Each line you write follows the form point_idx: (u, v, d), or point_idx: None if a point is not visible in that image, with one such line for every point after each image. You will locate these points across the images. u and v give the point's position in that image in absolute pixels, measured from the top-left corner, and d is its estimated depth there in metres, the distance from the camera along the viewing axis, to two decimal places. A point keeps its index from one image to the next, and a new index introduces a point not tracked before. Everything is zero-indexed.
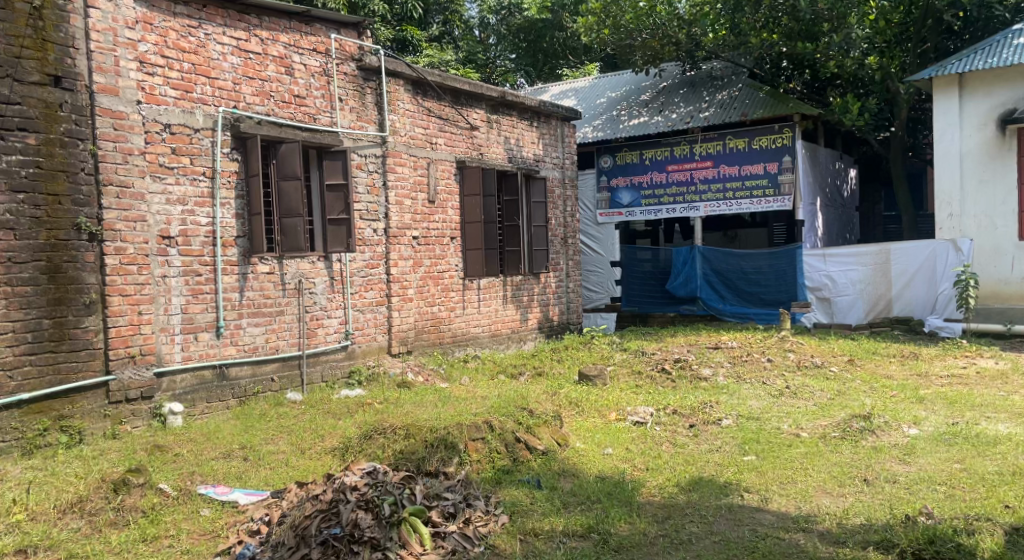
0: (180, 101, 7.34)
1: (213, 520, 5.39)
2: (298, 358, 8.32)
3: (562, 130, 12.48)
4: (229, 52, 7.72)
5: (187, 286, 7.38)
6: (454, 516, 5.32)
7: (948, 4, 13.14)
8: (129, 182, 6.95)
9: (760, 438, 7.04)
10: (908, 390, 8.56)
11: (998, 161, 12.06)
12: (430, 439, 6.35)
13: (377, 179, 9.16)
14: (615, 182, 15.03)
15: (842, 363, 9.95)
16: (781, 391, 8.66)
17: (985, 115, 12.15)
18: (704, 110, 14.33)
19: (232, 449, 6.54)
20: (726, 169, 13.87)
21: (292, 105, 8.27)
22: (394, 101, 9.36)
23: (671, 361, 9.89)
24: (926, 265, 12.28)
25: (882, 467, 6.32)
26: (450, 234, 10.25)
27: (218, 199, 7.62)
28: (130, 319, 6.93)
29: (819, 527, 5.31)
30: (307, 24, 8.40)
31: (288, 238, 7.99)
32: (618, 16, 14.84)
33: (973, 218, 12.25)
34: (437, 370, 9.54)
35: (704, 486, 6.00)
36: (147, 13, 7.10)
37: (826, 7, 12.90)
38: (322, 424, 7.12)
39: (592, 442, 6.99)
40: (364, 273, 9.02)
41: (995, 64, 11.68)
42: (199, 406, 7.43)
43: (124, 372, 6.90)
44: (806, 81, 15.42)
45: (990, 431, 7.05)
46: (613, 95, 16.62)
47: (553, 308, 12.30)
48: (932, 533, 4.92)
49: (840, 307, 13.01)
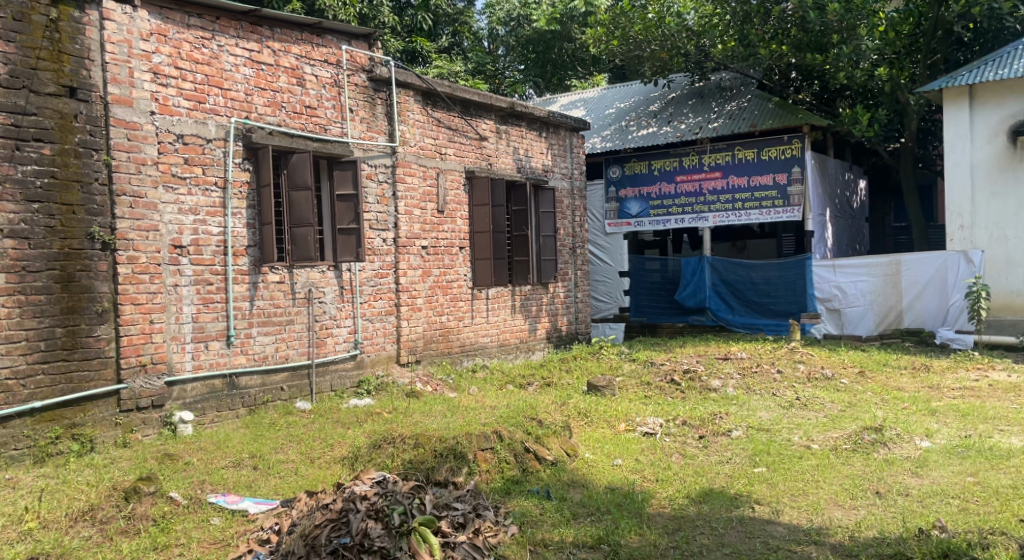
0: (193, 112, 7.39)
1: (223, 530, 5.40)
2: (307, 367, 8.35)
3: (570, 140, 12.52)
4: (242, 64, 7.78)
5: (198, 294, 7.41)
6: (463, 526, 5.29)
7: (957, 16, 13.11)
8: (142, 192, 7.01)
9: (770, 450, 7.02)
10: (920, 403, 8.52)
11: (1009, 172, 11.98)
12: (439, 449, 6.38)
13: (387, 189, 9.19)
14: (624, 192, 15.05)
15: (852, 375, 9.89)
16: (791, 402, 8.64)
17: (995, 126, 12.11)
18: (713, 120, 14.34)
19: (241, 457, 6.55)
20: (736, 180, 13.83)
21: (303, 116, 8.33)
22: (403, 112, 9.39)
23: (680, 372, 9.84)
24: (937, 277, 12.20)
25: (894, 479, 6.29)
26: (459, 243, 10.28)
27: (230, 209, 7.67)
28: (141, 328, 6.97)
29: (831, 540, 5.29)
30: (318, 36, 8.48)
31: (299, 247, 8.03)
32: (626, 28, 14.96)
33: (985, 229, 12.15)
34: (446, 380, 9.57)
35: (715, 498, 5.98)
36: (161, 25, 7.17)
37: (835, 18, 12.83)
38: (331, 434, 7.14)
39: (602, 453, 6.99)
40: (374, 282, 9.05)
41: (1006, 75, 11.62)
42: (209, 414, 7.45)
43: (136, 381, 6.95)
44: (816, 92, 15.41)
45: (1003, 444, 7.01)
46: (621, 106, 16.68)
47: (561, 317, 12.29)
48: (946, 547, 4.91)
49: (850, 318, 12.97)
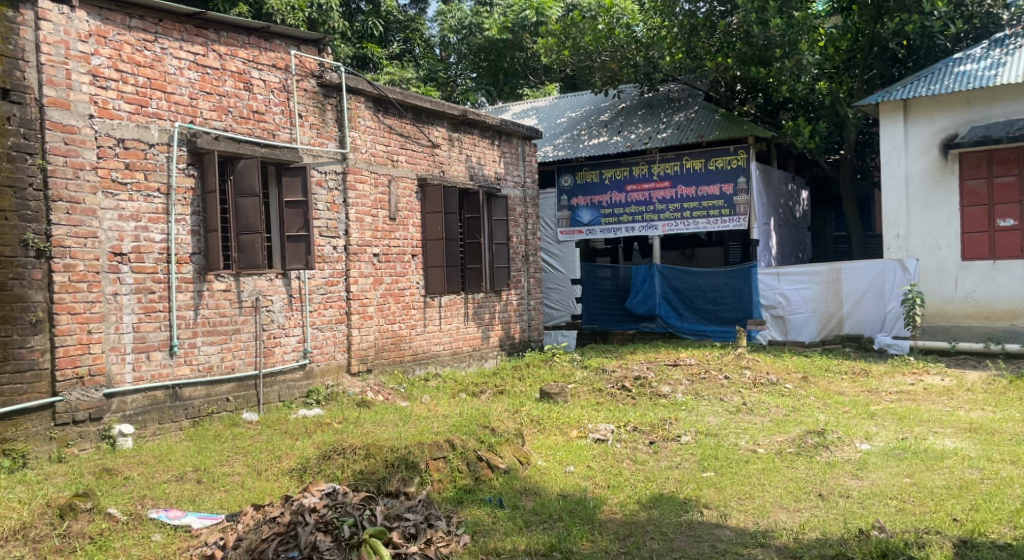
0: (134, 116, 7.19)
1: (165, 546, 5.23)
2: (254, 378, 8.17)
3: (523, 149, 12.56)
4: (186, 67, 7.61)
5: (139, 303, 7.19)
6: (414, 537, 5.20)
7: (892, 34, 13.56)
8: (80, 198, 6.78)
9: (718, 454, 7.13)
10: (859, 407, 8.78)
11: (941, 184, 12.45)
12: (390, 459, 6.31)
13: (337, 197, 9.09)
14: (575, 201, 15.18)
15: (797, 380, 10.11)
16: (738, 407, 8.80)
17: (928, 140, 12.57)
18: (662, 131, 14.58)
19: (184, 471, 6.37)
20: (684, 190, 14.08)
21: (251, 121, 8.18)
22: (354, 118, 9.30)
23: (631, 378, 9.94)
24: (875, 284, 12.56)
25: (836, 482, 6.46)
26: (412, 251, 10.21)
27: (173, 215, 7.47)
28: (78, 338, 6.73)
29: (777, 542, 5.40)
30: (266, 40, 8.34)
31: (245, 255, 7.88)
32: (578, 38, 15.18)
33: (919, 239, 12.62)
34: (397, 389, 9.46)
35: (665, 503, 6.05)
36: (101, 26, 6.97)
37: (779, 33, 13.12)
38: (279, 445, 7.01)
39: (554, 460, 7.02)
40: (324, 290, 8.93)
41: (938, 92, 12.06)
42: (151, 427, 7.23)
43: (72, 394, 6.69)
44: (759, 104, 15.71)
45: (937, 446, 7.27)
46: (573, 115, 16.84)
47: (514, 325, 12.29)
48: (885, 547, 5.06)
49: (794, 324, 13.26)
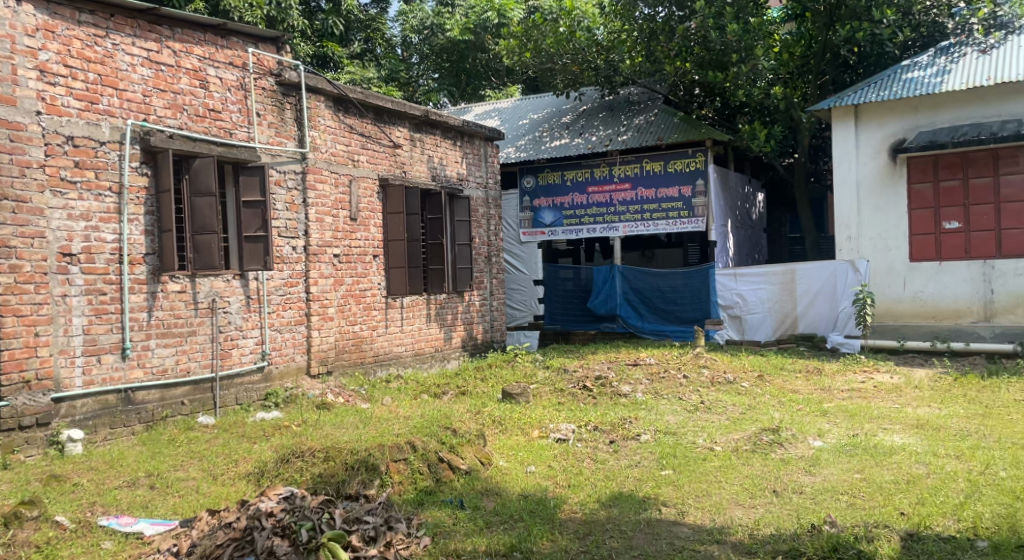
0: (84, 113, 7.00)
1: (117, 553, 5.11)
2: (210, 381, 8.02)
3: (484, 150, 12.56)
4: (139, 64, 7.44)
5: (89, 305, 7.00)
6: (373, 540, 5.17)
7: (843, 41, 13.95)
8: (26, 197, 6.60)
9: (677, 452, 7.24)
10: (813, 404, 9.00)
11: (890, 187, 12.82)
12: (349, 462, 6.26)
13: (296, 196, 8.97)
14: (537, 202, 15.28)
15: (752, 379, 10.30)
16: (696, 406, 8.94)
17: (877, 144, 12.93)
18: (622, 133, 14.72)
19: (137, 477, 6.23)
20: (644, 192, 14.26)
21: (207, 119, 8.04)
22: (314, 117, 9.20)
23: (591, 378, 10.02)
24: (828, 285, 12.82)
25: (790, 478, 6.61)
26: (373, 251, 10.14)
27: (125, 215, 7.29)
28: (24, 341, 6.55)
29: (732, 538, 5.49)
30: (222, 37, 8.20)
31: (202, 256, 7.72)
32: (539, 41, 15.36)
33: (869, 240, 12.97)
34: (358, 391, 9.39)
35: (624, 501, 6.11)
36: (48, 20, 6.79)
37: (735, 38, 13.32)
38: (236, 449, 6.90)
39: (515, 460, 7.04)
40: (283, 292, 8.81)
41: (887, 97, 12.42)
42: (102, 432, 7.05)
43: (17, 398, 6.49)
44: (717, 108, 15.99)
45: (887, 442, 7.48)
46: (534, 117, 16.92)
47: (476, 325, 12.28)
48: (835, 541, 5.19)
49: (750, 324, 13.51)
